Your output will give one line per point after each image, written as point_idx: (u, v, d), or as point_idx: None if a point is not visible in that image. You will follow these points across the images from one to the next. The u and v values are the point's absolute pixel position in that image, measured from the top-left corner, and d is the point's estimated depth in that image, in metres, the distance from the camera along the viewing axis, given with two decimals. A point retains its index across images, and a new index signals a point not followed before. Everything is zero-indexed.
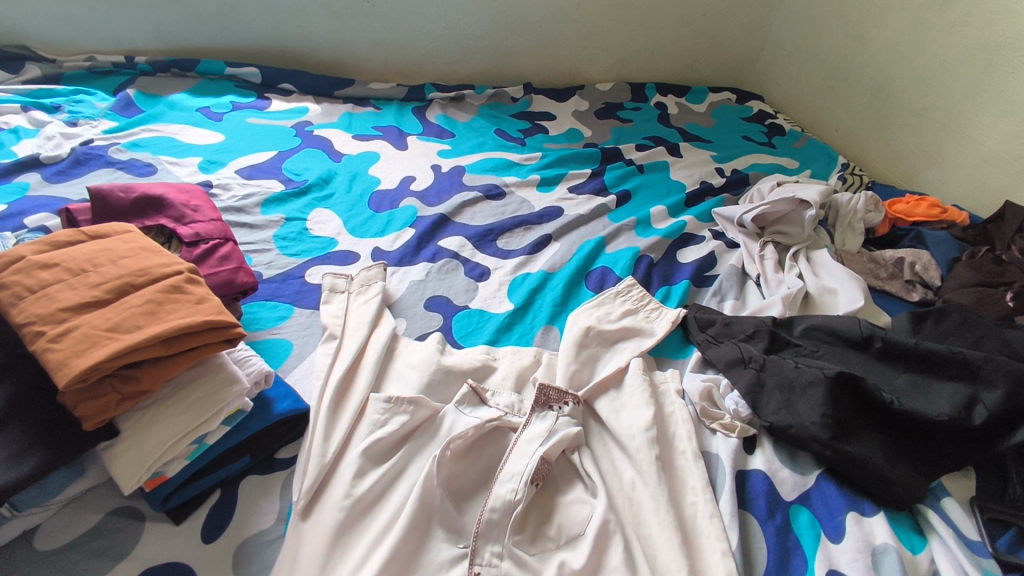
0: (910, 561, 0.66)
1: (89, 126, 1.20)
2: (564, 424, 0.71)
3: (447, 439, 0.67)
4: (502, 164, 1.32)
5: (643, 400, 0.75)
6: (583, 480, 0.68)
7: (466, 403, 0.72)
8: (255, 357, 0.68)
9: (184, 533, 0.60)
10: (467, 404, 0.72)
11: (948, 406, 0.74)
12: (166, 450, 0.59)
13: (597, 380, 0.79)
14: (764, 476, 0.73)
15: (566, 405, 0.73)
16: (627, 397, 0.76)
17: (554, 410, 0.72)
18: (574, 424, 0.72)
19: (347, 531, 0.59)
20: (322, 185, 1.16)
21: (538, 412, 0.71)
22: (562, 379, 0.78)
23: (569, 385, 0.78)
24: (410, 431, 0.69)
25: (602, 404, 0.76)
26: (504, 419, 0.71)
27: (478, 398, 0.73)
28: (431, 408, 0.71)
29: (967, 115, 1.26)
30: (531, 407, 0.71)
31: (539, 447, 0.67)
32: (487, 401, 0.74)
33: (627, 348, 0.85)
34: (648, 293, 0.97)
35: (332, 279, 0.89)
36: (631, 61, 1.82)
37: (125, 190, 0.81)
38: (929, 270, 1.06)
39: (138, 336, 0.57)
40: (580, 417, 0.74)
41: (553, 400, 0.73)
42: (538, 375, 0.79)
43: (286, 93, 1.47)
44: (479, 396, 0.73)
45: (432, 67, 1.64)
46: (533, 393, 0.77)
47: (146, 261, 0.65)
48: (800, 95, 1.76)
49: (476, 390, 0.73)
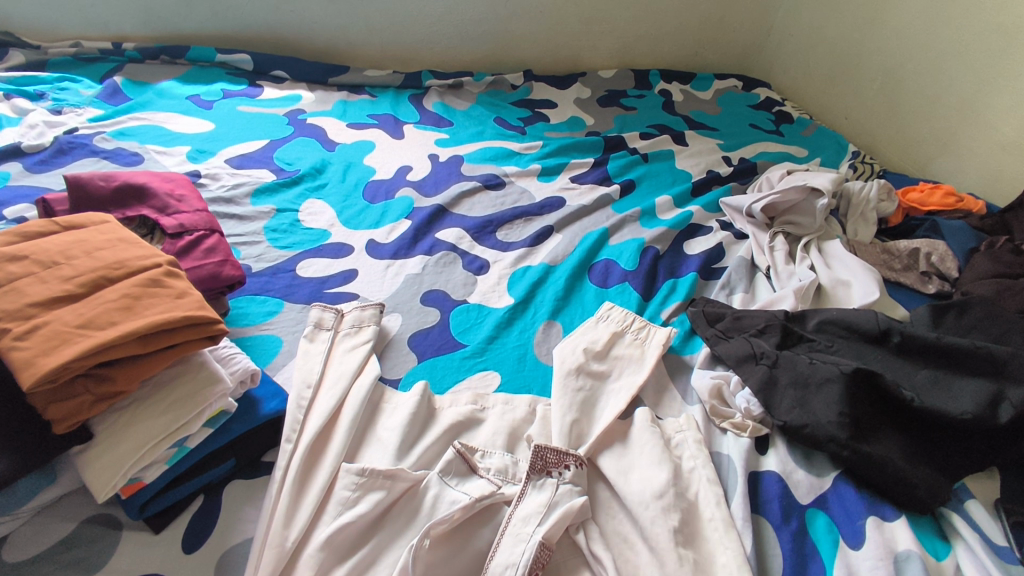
0: (935, 568, 0.62)
1: (74, 114, 1.16)
2: (566, 494, 0.63)
3: (427, 522, 0.58)
4: (502, 153, 1.28)
5: (655, 458, 0.67)
6: (589, 566, 0.60)
7: (452, 474, 0.64)
8: (240, 355, 0.65)
9: (164, 543, 0.57)
10: (455, 474, 0.64)
11: (972, 403, 0.69)
12: (144, 454, 0.55)
13: (598, 433, 0.70)
14: (777, 478, 0.70)
15: (569, 468, 0.65)
16: (635, 456, 0.68)
17: (555, 477, 0.65)
18: (578, 494, 0.64)
19: (329, 565, 0.55)
20: (315, 175, 1.12)
21: (536, 480, 0.64)
22: (559, 437, 0.69)
23: (568, 444, 0.69)
24: (389, 507, 0.61)
25: (607, 462, 0.68)
26: (499, 494, 0.63)
27: (466, 466, 0.65)
28: (411, 479, 0.62)
29: (983, 100, 1.22)
30: (526, 475, 0.64)
31: (537, 530, 0.59)
32: (477, 469, 0.66)
33: (622, 387, 0.77)
34: (630, 313, 0.87)
35: (318, 313, 0.79)
36: (635, 47, 1.77)
37: (106, 178, 0.77)
38: (946, 260, 1.02)
39: (112, 333, 0.53)
40: (584, 483, 0.66)
41: (553, 464, 0.65)
42: (533, 433, 0.71)
43: (279, 81, 1.42)
44: (467, 464, 0.65)
45: (430, 54, 1.60)
46: (528, 453, 0.69)
47: (124, 253, 0.61)
48: (808, 82, 1.72)
49: (464, 454, 0.66)
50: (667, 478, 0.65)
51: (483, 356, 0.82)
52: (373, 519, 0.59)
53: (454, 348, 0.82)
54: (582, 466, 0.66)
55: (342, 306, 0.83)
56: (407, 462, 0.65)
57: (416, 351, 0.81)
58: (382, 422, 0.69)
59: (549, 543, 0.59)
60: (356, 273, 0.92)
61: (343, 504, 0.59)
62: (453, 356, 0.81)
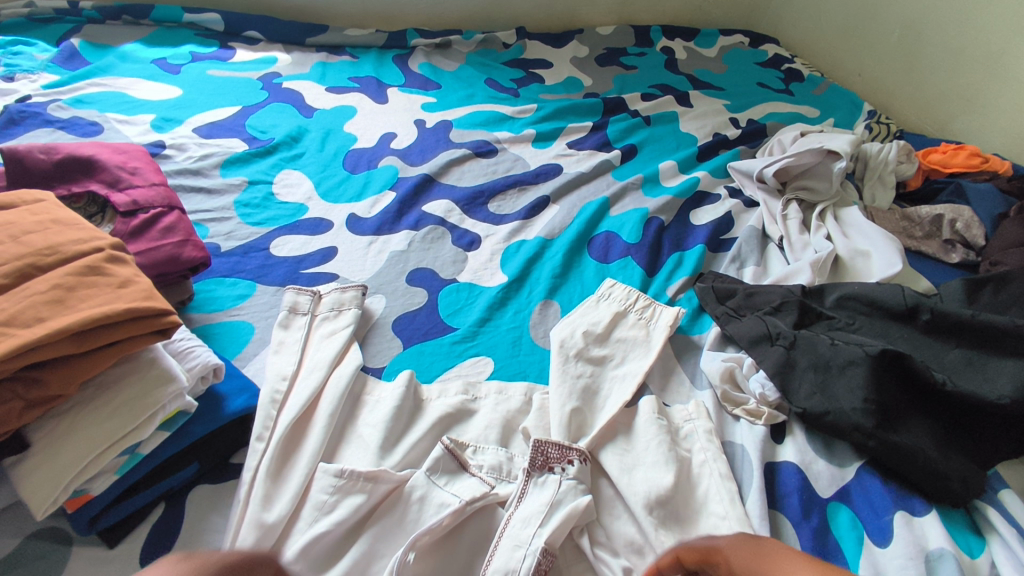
0: (969, 567, 0.57)
1: (27, 80, 1.06)
2: (570, 493, 0.57)
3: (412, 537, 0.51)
4: (493, 118, 1.19)
5: (661, 456, 0.61)
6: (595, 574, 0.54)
7: (440, 472, 0.57)
8: (199, 349, 0.58)
9: (120, 559, 0.51)
10: (443, 472, 0.57)
11: (1010, 386, 0.63)
12: (88, 465, 0.49)
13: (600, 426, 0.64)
14: (796, 470, 0.64)
15: (573, 463, 0.59)
16: (640, 452, 0.62)
17: (557, 473, 0.59)
18: (583, 492, 0.58)
19: None
20: (291, 144, 1.03)
21: (536, 478, 0.58)
22: (559, 429, 0.63)
23: (568, 436, 0.63)
24: (371, 513, 0.54)
25: (610, 457, 0.62)
26: (492, 495, 0.56)
27: (456, 463, 0.58)
28: (395, 480, 0.56)
29: (1012, 52, 1.13)
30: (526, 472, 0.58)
31: (539, 532, 0.53)
32: (469, 466, 0.59)
33: (628, 373, 0.71)
34: (634, 291, 0.80)
35: (293, 296, 0.72)
36: (635, 2, 1.65)
37: (46, 151, 0.69)
38: (971, 227, 0.95)
39: (40, 331, 0.46)
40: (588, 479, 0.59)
41: (554, 459, 0.59)
42: (530, 425, 0.64)
43: (252, 42, 1.32)
44: (457, 461, 0.58)
45: (415, 11, 1.49)
46: (525, 447, 0.63)
47: (58, 236, 0.53)
48: (819, 37, 1.61)
49: (453, 451, 0.59)
50: (670, 481, 0.59)
51: (475, 341, 0.75)
52: (354, 524, 0.53)
53: (442, 332, 0.76)
54: (586, 461, 0.60)
55: (319, 287, 0.75)
56: (392, 461, 0.58)
57: (402, 337, 0.74)
58: (363, 418, 0.63)
59: (551, 547, 0.53)
60: (336, 251, 0.85)
61: (318, 510, 0.53)
62: (442, 341, 0.74)
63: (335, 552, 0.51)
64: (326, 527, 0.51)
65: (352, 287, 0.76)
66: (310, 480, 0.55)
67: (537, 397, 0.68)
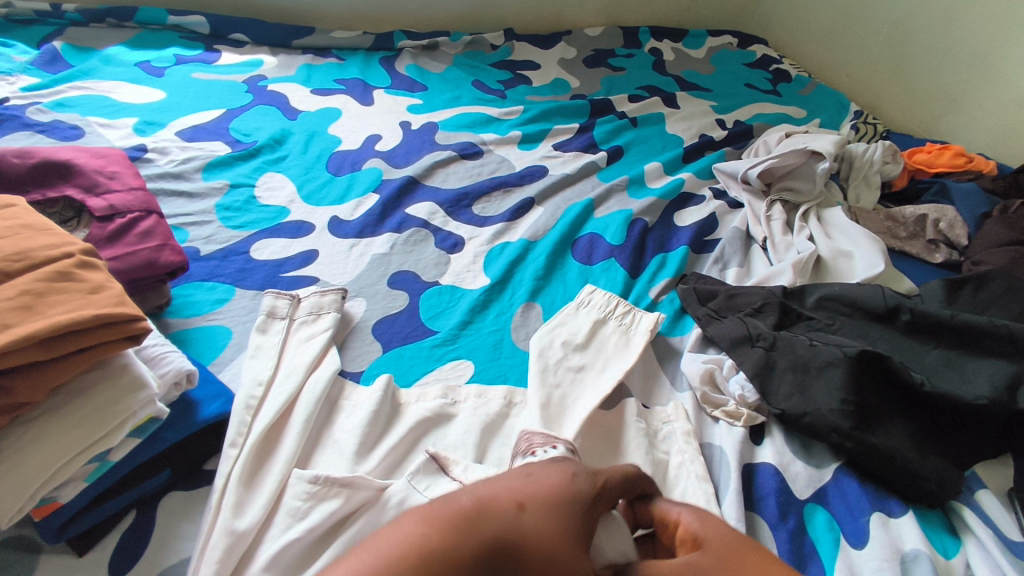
0: (944, 568, 0.57)
1: (7, 82, 1.05)
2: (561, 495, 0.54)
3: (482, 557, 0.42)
4: (479, 120, 1.19)
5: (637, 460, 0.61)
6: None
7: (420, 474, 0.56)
8: (173, 354, 0.58)
9: (89, 566, 0.50)
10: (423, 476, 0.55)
11: (988, 386, 0.63)
12: (56, 472, 0.48)
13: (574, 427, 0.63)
14: (773, 472, 0.64)
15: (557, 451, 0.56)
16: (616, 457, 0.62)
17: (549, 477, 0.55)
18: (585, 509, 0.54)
19: None
20: (275, 147, 1.03)
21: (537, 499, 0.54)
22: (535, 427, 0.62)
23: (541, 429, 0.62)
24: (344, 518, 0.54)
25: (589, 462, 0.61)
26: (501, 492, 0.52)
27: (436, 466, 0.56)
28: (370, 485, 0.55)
29: (997, 52, 1.13)
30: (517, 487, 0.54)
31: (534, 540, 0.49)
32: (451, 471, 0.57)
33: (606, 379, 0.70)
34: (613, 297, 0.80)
35: (272, 300, 0.71)
36: (623, 3, 1.66)
37: (21, 155, 0.69)
38: (954, 228, 0.95)
39: (7, 337, 0.45)
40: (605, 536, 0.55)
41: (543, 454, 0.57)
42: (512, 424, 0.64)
43: (238, 45, 1.31)
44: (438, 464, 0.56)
45: (403, 13, 1.49)
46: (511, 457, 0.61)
47: (27, 242, 0.53)
48: (807, 37, 1.61)
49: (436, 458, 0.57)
50: None
51: (455, 344, 0.75)
52: (327, 530, 0.52)
53: (423, 336, 0.76)
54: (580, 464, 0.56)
55: (298, 291, 0.75)
56: (368, 466, 0.58)
57: (382, 340, 0.74)
58: (340, 423, 0.62)
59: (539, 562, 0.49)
60: (317, 254, 0.84)
61: (291, 516, 0.52)
62: (422, 344, 0.74)
63: (307, 558, 0.51)
64: (298, 534, 0.51)
65: (331, 291, 0.76)
66: (283, 486, 0.55)
67: (517, 401, 0.68)
